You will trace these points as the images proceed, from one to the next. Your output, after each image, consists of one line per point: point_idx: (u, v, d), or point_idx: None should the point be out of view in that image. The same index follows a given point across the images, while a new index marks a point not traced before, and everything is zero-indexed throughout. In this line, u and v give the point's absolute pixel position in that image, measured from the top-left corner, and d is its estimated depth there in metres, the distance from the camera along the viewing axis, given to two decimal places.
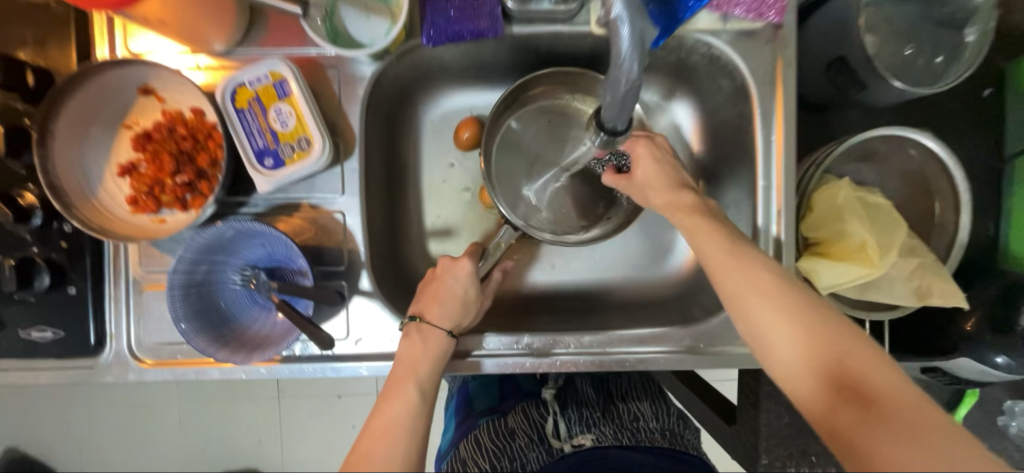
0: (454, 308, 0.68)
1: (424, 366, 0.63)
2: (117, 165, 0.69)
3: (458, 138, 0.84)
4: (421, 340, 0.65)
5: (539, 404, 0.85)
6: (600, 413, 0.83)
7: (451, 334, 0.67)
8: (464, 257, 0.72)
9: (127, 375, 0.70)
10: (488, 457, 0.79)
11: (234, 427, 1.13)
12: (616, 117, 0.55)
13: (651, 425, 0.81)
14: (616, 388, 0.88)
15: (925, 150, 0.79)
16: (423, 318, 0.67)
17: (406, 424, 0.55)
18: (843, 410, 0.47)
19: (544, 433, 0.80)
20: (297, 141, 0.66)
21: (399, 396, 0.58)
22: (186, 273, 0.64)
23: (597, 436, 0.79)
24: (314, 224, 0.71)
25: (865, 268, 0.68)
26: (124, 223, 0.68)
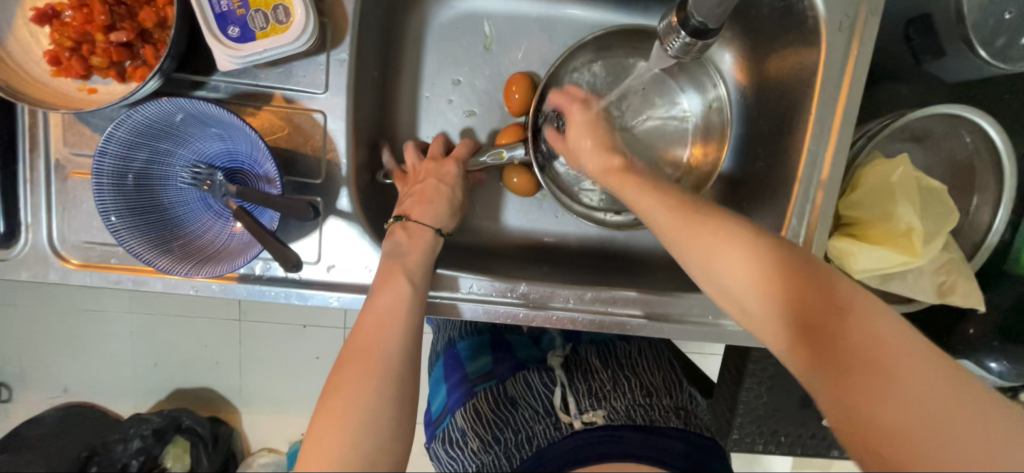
0: (442, 210, 0.64)
1: (414, 262, 0.57)
2: (34, 10, 0.54)
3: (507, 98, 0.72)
4: (407, 239, 0.59)
5: (543, 373, 0.73)
6: (611, 386, 0.70)
7: (439, 233, 0.63)
8: (450, 161, 0.67)
9: (48, 275, 0.58)
10: (490, 428, 0.68)
11: (186, 344, 1.04)
12: (708, 12, 0.48)
13: (665, 403, 0.68)
14: (624, 358, 0.75)
15: (982, 137, 0.70)
16: (409, 217, 0.61)
17: (398, 315, 0.51)
18: (823, 378, 0.38)
19: (550, 406, 0.67)
20: (272, 9, 0.52)
21: (394, 288, 0.53)
22: (118, 159, 0.52)
23: (610, 414, 0.64)
24: (288, 122, 0.58)
25: (905, 255, 0.62)
26: (39, 85, 0.54)
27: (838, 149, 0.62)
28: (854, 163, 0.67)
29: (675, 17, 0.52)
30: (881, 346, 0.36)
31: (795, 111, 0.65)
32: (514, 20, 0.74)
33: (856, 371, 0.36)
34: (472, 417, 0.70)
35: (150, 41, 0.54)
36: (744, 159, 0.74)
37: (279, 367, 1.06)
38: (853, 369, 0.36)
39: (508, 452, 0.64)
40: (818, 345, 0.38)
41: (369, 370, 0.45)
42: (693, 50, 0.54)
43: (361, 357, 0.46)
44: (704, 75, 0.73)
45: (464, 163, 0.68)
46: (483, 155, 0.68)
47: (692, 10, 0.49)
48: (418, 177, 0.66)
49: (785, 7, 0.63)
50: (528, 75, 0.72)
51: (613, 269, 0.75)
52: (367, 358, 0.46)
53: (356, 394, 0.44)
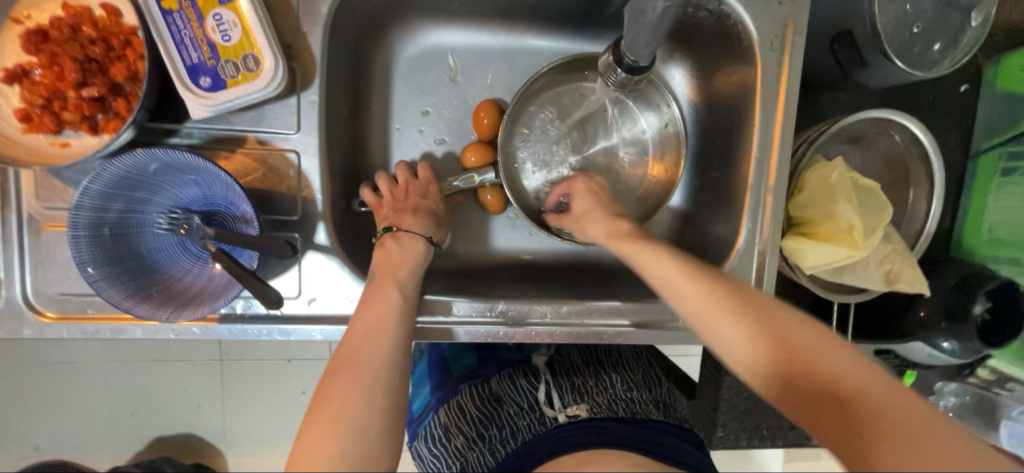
0: (426, 220, 0.67)
1: (404, 270, 0.60)
2: (3, 70, 0.54)
3: (475, 123, 0.75)
4: (397, 248, 0.62)
5: (528, 373, 0.74)
6: (594, 381, 0.72)
7: (429, 241, 0.66)
8: (427, 182, 0.72)
9: (23, 331, 0.58)
10: (474, 425, 0.70)
11: (165, 389, 1.01)
12: (640, 50, 0.54)
13: (645, 397, 0.71)
14: (606, 357, 0.78)
15: (910, 137, 0.76)
16: (398, 227, 0.64)
17: (387, 326, 0.52)
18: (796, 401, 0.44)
19: (535, 401, 0.69)
20: (242, 59, 0.55)
21: (382, 299, 0.55)
22: (95, 211, 0.53)
23: (593, 407, 0.66)
24: (262, 163, 0.60)
25: (850, 250, 0.68)
26: (10, 144, 0.54)
27: (781, 157, 0.68)
28: (798, 168, 0.73)
29: (612, 56, 0.57)
30: (800, 348, 0.45)
31: (740, 124, 0.70)
32: (476, 52, 0.78)
33: (828, 392, 0.43)
34: (457, 415, 0.72)
35: (122, 93, 0.55)
36: (700, 168, 0.79)
37: (266, 405, 1.05)
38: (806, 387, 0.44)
39: (493, 447, 0.67)
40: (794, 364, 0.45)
41: (356, 378, 0.47)
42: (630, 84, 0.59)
43: (348, 366, 0.48)
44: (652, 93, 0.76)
45: (440, 187, 0.72)
46: (454, 180, 0.72)
47: (625, 51, 0.55)
48: (397, 198, 0.69)
49: (723, 32, 0.69)
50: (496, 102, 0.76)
51: (589, 282, 0.78)
52: (355, 367, 0.48)
53: (347, 398, 0.45)
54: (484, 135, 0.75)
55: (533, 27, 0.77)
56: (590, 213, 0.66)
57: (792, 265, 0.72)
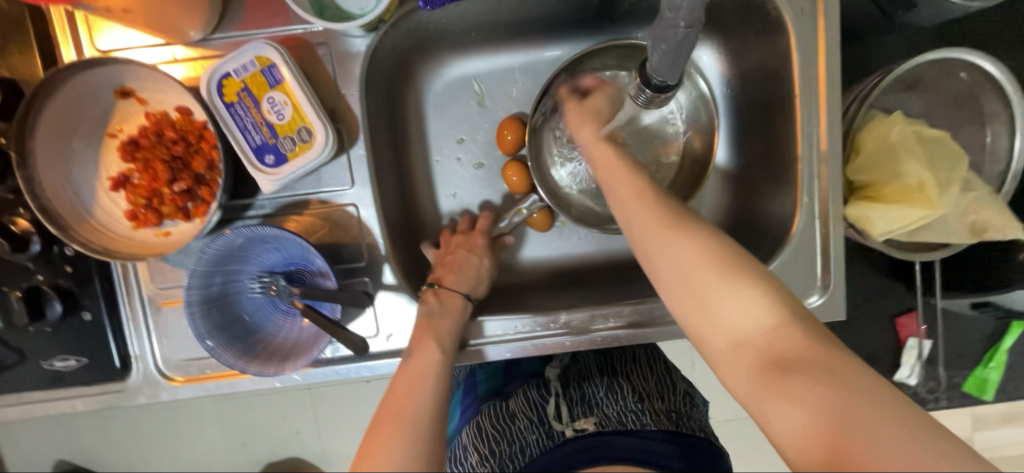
0: (472, 276, 0.70)
1: (443, 326, 0.63)
2: (109, 179, 0.63)
3: (501, 141, 0.77)
4: (440, 304, 0.65)
5: (539, 385, 0.76)
6: (605, 392, 0.73)
7: (468, 298, 0.68)
8: (477, 229, 0.76)
9: (160, 395, 0.68)
10: (487, 442, 0.72)
11: (268, 424, 1.11)
12: (665, 74, 0.51)
13: (658, 408, 0.70)
14: (621, 365, 0.79)
15: (978, 72, 0.70)
16: (441, 284, 0.68)
17: (427, 379, 0.54)
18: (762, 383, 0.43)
19: (544, 415, 0.70)
20: (297, 132, 0.60)
21: (423, 354, 0.58)
22: (202, 289, 0.61)
23: (601, 420, 0.66)
24: (327, 220, 0.66)
25: (923, 209, 0.64)
26: (125, 240, 0.63)
27: (830, 123, 0.65)
28: (852, 128, 0.69)
29: (640, 78, 0.56)
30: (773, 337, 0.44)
31: (780, 95, 0.68)
32: (498, 74, 0.80)
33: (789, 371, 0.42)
34: (474, 433, 0.75)
35: (204, 181, 0.63)
36: (743, 145, 0.76)
37: (354, 432, 1.12)
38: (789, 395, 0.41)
39: (503, 464, 0.68)
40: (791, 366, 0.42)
41: (399, 429, 0.48)
42: (658, 99, 0.58)
43: (387, 420, 0.49)
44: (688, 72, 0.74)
45: (493, 229, 0.76)
46: (504, 220, 0.77)
47: (652, 73, 0.53)
48: (447, 251, 0.73)
49: (745, 4, 0.66)
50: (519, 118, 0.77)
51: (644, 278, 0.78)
52: (395, 420, 0.49)
53: (390, 450, 0.47)
54: (512, 151, 0.77)
55: (550, 39, 0.78)
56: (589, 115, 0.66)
57: (859, 232, 0.68)
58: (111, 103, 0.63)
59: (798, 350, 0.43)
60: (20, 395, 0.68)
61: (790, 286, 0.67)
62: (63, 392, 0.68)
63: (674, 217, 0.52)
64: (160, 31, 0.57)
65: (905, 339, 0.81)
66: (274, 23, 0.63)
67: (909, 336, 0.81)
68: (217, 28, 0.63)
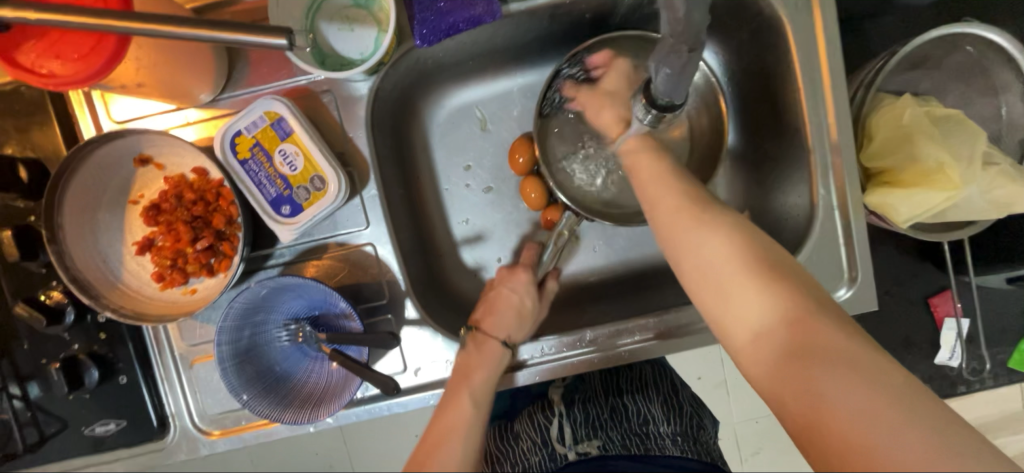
0: (511, 317, 0.65)
1: (480, 374, 0.61)
2: (135, 244, 0.65)
3: (514, 164, 0.77)
4: (476, 351, 0.63)
5: (545, 407, 0.76)
6: (609, 414, 0.73)
7: (507, 344, 0.64)
8: (521, 267, 0.69)
9: (199, 450, 0.68)
10: (491, 462, 0.74)
11: (303, 464, 1.12)
12: (668, 93, 0.51)
13: (664, 430, 0.71)
14: (628, 383, 0.77)
15: (984, 43, 0.69)
16: (479, 328, 0.65)
17: (457, 436, 0.55)
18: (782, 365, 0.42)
19: (548, 436, 0.72)
20: (310, 180, 0.62)
21: (454, 407, 0.57)
22: (232, 343, 0.61)
23: (604, 444, 0.69)
24: (346, 261, 0.67)
25: (945, 190, 0.62)
26: (154, 302, 0.65)
27: (838, 112, 0.64)
28: (862, 114, 0.68)
29: (644, 99, 0.55)
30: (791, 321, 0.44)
31: (783, 90, 0.67)
32: (499, 98, 0.81)
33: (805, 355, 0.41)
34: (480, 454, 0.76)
35: (225, 237, 0.64)
36: (750, 142, 0.76)
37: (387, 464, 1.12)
38: (783, 376, 0.41)
39: None
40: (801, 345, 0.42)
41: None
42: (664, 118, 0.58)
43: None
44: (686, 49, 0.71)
45: (534, 268, 0.70)
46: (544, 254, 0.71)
47: (656, 95, 0.53)
48: (488, 290, 0.69)
49: (738, 5, 0.67)
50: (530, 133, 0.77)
51: (666, 285, 0.77)
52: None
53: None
54: (525, 169, 0.77)
55: (546, 59, 0.79)
56: (612, 98, 0.70)
57: (881, 218, 0.67)
58: (130, 171, 0.65)
59: (813, 332, 0.42)
60: (66, 462, 0.69)
61: (817, 280, 0.65)
62: (107, 455, 0.69)
63: (691, 205, 0.53)
64: (172, 97, 0.60)
65: (942, 321, 0.78)
66: (278, 77, 0.65)
67: (947, 317, 0.78)
68: (225, 88, 0.65)
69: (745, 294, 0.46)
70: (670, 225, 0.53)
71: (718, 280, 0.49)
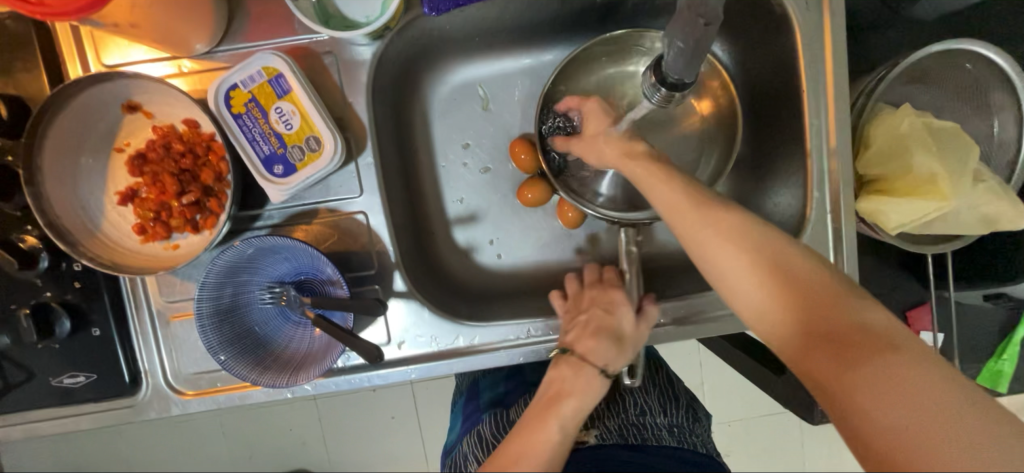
0: (608, 344, 0.62)
1: (574, 397, 0.58)
2: (117, 193, 0.63)
3: (516, 161, 0.76)
4: (573, 373, 0.60)
5: None
6: (605, 403, 0.73)
7: (604, 373, 0.61)
8: (613, 285, 0.67)
9: (170, 409, 0.67)
10: (486, 448, 0.70)
11: (276, 435, 1.10)
12: (679, 69, 0.51)
13: (660, 422, 0.72)
14: None
15: (983, 63, 0.70)
16: (573, 350, 0.62)
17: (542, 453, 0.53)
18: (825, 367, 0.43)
19: None
20: (306, 141, 0.60)
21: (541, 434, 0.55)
22: (212, 301, 0.60)
23: (602, 433, 0.68)
24: (336, 228, 0.66)
25: (934, 201, 0.63)
26: (134, 255, 0.63)
27: (839, 117, 0.64)
28: (860, 121, 0.69)
29: (654, 77, 0.54)
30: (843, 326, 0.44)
31: (787, 91, 0.68)
32: (503, 78, 0.80)
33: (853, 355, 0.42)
34: (475, 441, 0.73)
35: (213, 193, 0.63)
36: (749, 143, 0.76)
37: (363, 441, 1.11)
38: (834, 376, 0.42)
39: None
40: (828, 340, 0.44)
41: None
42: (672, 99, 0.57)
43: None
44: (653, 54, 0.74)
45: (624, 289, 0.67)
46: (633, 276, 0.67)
47: (668, 70, 0.52)
48: (580, 306, 0.66)
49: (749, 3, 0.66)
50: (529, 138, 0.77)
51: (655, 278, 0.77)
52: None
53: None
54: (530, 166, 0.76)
55: (554, 42, 0.78)
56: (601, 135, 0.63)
57: (871, 225, 0.68)
58: (118, 117, 0.62)
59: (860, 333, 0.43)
60: (30, 413, 0.67)
61: None
62: (73, 408, 0.67)
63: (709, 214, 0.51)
64: (166, 47, 0.58)
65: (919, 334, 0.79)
66: (280, 34, 0.63)
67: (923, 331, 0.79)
68: (222, 40, 0.63)
69: (769, 306, 0.47)
70: (687, 241, 0.52)
71: (736, 297, 0.49)
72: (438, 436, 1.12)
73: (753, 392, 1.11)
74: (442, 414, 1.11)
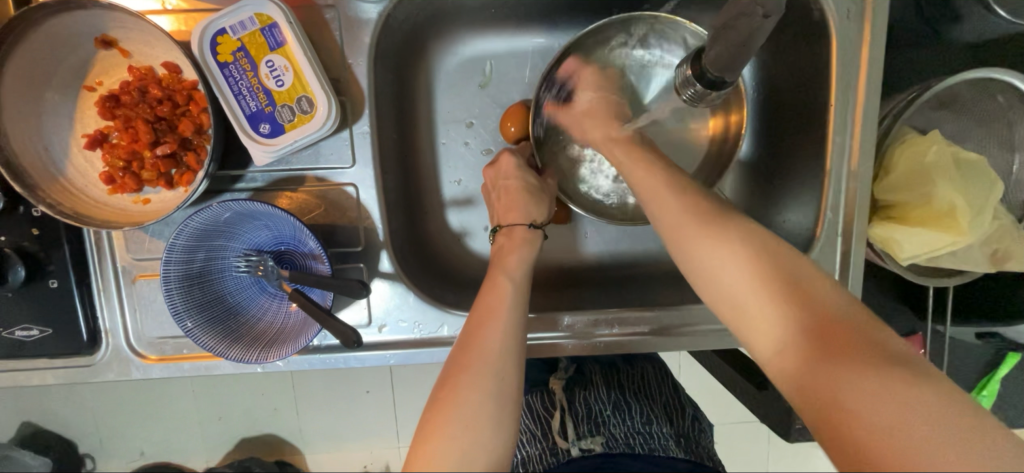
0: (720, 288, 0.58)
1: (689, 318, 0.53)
2: (84, 136, 0.57)
3: (503, 131, 0.72)
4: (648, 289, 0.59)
5: (544, 395, 0.76)
6: (612, 409, 0.73)
7: None
8: None
9: (130, 373, 0.63)
10: None
11: (243, 400, 1.07)
12: (725, 67, 0.49)
13: (667, 431, 0.72)
14: (629, 381, 0.78)
15: (1015, 95, 0.67)
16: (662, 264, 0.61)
17: (500, 312, 0.50)
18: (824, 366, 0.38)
19: (548, 429, 0.71)
20: (297, 101, 0.55)
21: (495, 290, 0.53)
22: (182, 264, 0.55)
23: (608, 441, 0.68)
24: (323, 199, 0.61)
25: (949, 235, 0.61)
26: (99, 205, 0.58)
27: (863, 137, 0.61)
28: (884, 144, 0.66)
29: (693, 70, 0.54)
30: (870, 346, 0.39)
31: (814, 103, 0.64)
32: (515, 56, 0.75)
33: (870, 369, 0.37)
34: None
35: (191, 147, 0.57)
36: (764, 152, 0.73)
37: (333, 414, 1.08)
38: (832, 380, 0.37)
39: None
40: (824, 345, 0.39)
41: (481, 365, 0.45)
42: (707, 97, 0.56)
43: (469, 353, 0.47)
44: (668, 39, 0.68)
45: None
46: None
47: (709, 66, 0.51)
48: None
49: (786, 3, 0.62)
50: (525, 106, 0.72)
51: (649, 282, 0.75)
52: (479, 354, 0.46)
53: (474, 384, 0.44)
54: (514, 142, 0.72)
55: (573, 24, 0.73)
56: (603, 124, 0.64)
57: (881, 254, 0.66)
58: (90, 52, 0.56)
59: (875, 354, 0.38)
60: None
61: None
62: (26, 361, 0.63)
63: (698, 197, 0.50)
64: None
65: None
66: None
67: None
68: None
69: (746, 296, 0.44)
70: (671, 225, 0.50)
71: (715, 281, 0.46)
72: (409, 417, 1.09)
73: (726, 399, 1.10)
74: (415, 396, 1.08)
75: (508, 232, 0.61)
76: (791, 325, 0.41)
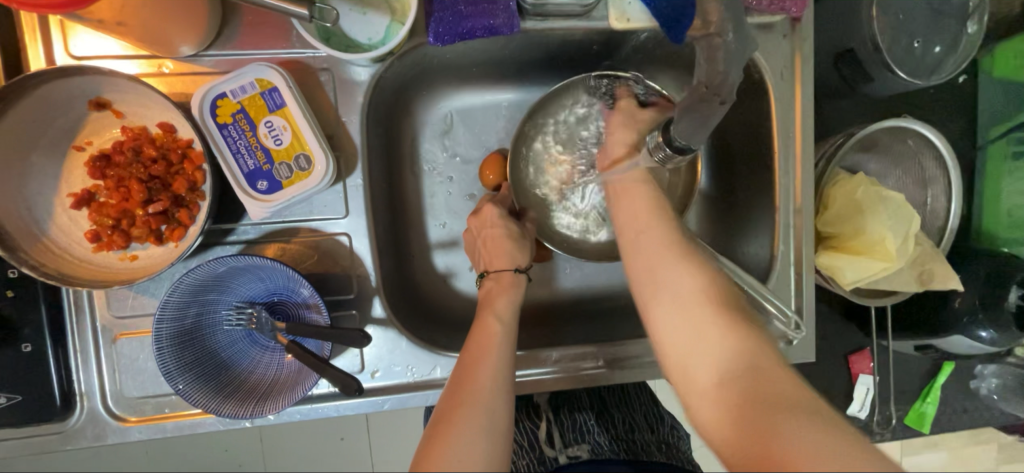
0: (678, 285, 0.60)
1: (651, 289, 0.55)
2: (71, 195, 0.57)
3: (484, 179, 0.77)
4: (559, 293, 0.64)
5: (529, 410, 0.78)
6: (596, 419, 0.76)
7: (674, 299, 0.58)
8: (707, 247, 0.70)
9: (106, 437, 0.60)
10: None
11: (213, 458, 1.01)
12: (690, 136, 0.56)
13: (648, 438, 0.75)
14: (610, 395, 0.82)
15: (922, 140, 0.78)
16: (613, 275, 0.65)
17: (492, 350, 0.54)
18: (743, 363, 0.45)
19: (535, 439, 0.73)
20: (295, 159, 0.58)
21: (484, 331, 0.57)
22: (174, 321, 0.55)
23: (594, 448, 0.71)
24: (316, 249, 0.63)
25: (883, 261, 0.70)
26: (84, 264, 0.57)
27: (803, 179, 0.70)
28: (822, 183, 0.76)
29: (662, 137, 0.60)
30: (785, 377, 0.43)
31: (761, 150, 0.73)
32: (493, 109, 0.81)
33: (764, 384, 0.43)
34: None
35: (184, 203, 0.58)
36: (721, 192, 0.81)
37: (310, 465, 1.04)
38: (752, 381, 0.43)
39: None
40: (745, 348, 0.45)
41: (474, 401, 0.48)
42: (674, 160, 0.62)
43: (462, 392, 0.49)
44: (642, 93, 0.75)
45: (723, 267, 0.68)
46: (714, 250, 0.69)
47: (676, 135, 0.57)
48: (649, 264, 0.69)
49: None
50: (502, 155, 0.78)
51: (627, 313, 0.80)
52: (472, 393, 0.49)
53: (469, 420, 0.46)
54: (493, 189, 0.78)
55: (547, 81, 0.81)
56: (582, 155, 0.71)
57: (828, 279, 0.74)
58: (82, 114, 0.57)
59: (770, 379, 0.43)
60: None
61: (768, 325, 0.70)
62: None
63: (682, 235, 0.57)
64: (148, 46, 0.54)
65: (857, 376, 0.84)
66: (274, 45, 0.61)
67: (861, 373, 0.85)
68: (211, 45, 0.60)
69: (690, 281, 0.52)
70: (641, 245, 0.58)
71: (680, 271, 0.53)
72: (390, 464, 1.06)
73: None
74: (396, 441, 1.05)
75: (497, 276, 0.65)
76: (733, 349, 0.46)
